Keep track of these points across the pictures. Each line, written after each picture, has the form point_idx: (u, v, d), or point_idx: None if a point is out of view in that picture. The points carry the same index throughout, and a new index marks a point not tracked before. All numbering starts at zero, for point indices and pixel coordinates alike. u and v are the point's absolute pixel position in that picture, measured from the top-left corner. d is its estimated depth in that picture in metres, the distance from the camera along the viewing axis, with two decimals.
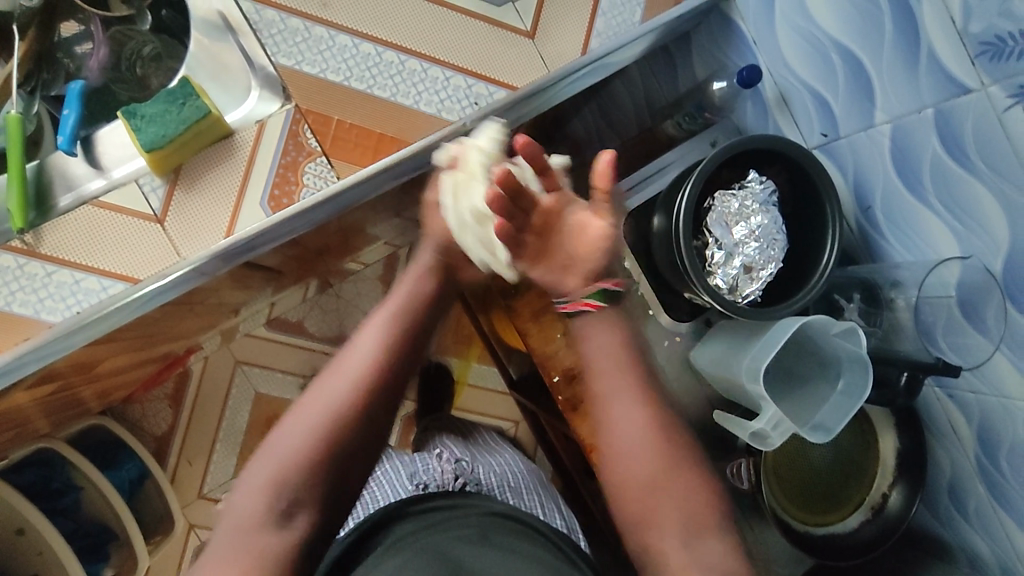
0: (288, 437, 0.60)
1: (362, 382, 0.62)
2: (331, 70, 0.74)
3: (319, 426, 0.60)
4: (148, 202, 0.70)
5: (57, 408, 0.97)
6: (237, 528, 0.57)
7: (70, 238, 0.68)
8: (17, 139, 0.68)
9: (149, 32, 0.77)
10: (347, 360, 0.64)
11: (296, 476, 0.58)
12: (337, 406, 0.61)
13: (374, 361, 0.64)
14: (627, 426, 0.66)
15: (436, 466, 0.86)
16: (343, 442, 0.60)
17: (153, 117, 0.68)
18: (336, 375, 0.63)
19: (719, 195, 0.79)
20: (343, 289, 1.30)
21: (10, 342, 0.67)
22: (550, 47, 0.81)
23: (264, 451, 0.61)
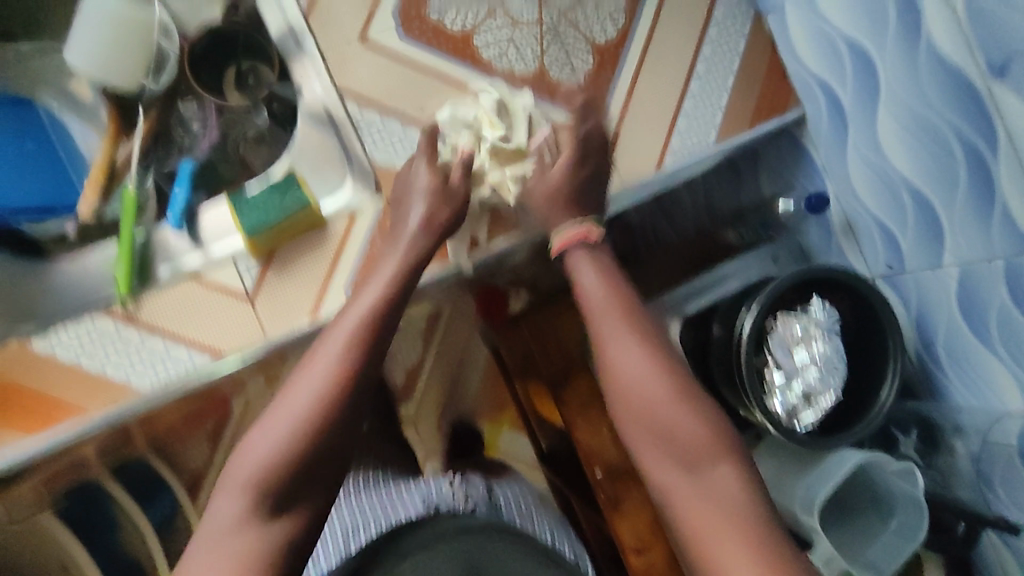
0: (294, 401, 0.58)
1: (365, 331, 0.63)
2: None
3: (321, 400, 0.58)
4: (242, 280, 0.75)
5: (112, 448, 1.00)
6: (218, 534, 0.55)
7: (166, 308, 0.73)
8: (132, 212, 0.73)
9: (262, 121, 0.80)
10: (348, 321, 0.63)
11: (303, 449, 0.57)
12: (331, 367, 0.60)
13: (381, 316, 0.65)
14: (629, 360, 0.65)
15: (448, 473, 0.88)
16: (345, 401, 0.59)
17: (256, 205, 0.73)
18: (337, 338, 0.62)
19: (782, 318, 0.81)
20: None
21: (98, 402, 0.71)
22: (626, 160, 0.85)
23: (260, 424, 0.59)
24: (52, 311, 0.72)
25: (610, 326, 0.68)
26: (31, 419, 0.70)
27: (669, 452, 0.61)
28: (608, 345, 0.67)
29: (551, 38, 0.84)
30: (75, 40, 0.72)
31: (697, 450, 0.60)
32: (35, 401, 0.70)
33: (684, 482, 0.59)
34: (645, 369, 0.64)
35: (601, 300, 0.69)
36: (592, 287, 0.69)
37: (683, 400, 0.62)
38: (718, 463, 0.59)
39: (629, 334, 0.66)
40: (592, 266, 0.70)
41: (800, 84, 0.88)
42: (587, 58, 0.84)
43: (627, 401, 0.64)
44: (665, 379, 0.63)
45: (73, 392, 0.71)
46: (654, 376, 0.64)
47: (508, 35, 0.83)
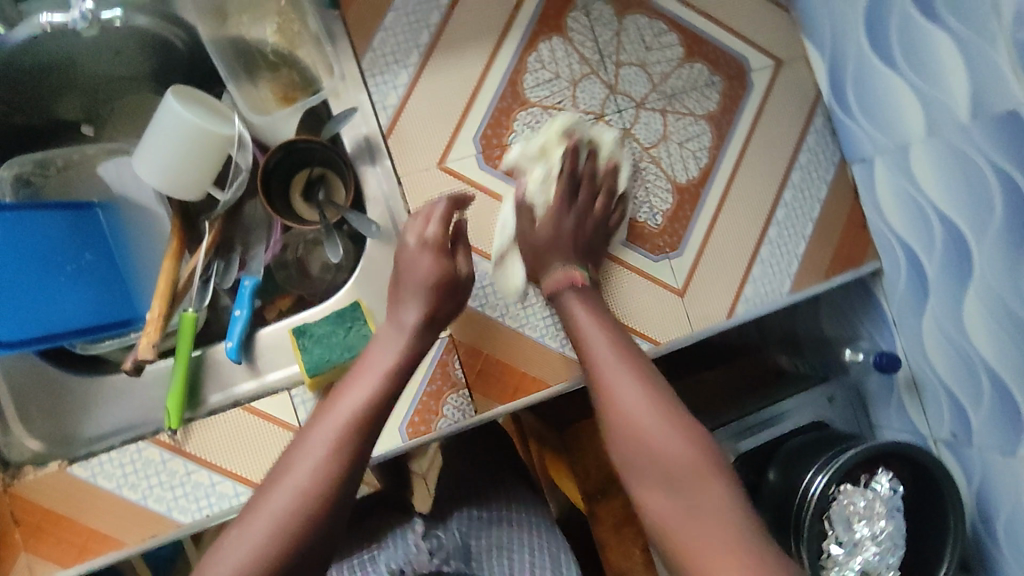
0: (265, 512, 0.52)
1: (354, 428, 0.57)
2: (489, 304, 0.77)
3: (308, 495, 0.53)
4: (296, 413, 0.71)
5: None
6: None
7: (216, 439, 0.70)
8: (188, 339, 0.70)
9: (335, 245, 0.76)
10: (340, 408, 0.58)
11: (282, 559, 0.51)
12: (318, 460, 0.55)
13: (373, 404, 0.59)
14: (624, 391, 0.62)
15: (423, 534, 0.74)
16: (337, 500, 0.54)
17: (321, 338, 0.70)
18: (316, 438, 0.56)
19: (847, 489, 0.78)
20: None
21: (136, 535, 0.68)
22: (698, 306, 0.82)
23: (227, 535, 0.52)
24: (96, 432, 0.71)
25: (610, 365, 0.64)
26: (64, 549, 0.67)
27: (677, 502, 0.57)
28: (610, 375, 0.63)
29: (632, 174, 0.81)
30: (145, 150, 0.70)
31: (694, 467, 0.57)
32: (71, 530, 0.67)
33: (670, 506, 0.57)
34: (640, 402, 0.61)
35: (598, 347, 0.66)
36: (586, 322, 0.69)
37: (671, 420, 0.60)
38: (708, 481, 0.57)
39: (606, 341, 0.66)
40: (586, 313, 0.70)
41: (879, 238, 0.86)
42: (666, 196, 0.82)
43: (634, 443, 0.59)
44: (660, 408, 0.61)
45: (110, 523, 0.68)
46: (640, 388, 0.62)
47: (589, 168, 0.80)
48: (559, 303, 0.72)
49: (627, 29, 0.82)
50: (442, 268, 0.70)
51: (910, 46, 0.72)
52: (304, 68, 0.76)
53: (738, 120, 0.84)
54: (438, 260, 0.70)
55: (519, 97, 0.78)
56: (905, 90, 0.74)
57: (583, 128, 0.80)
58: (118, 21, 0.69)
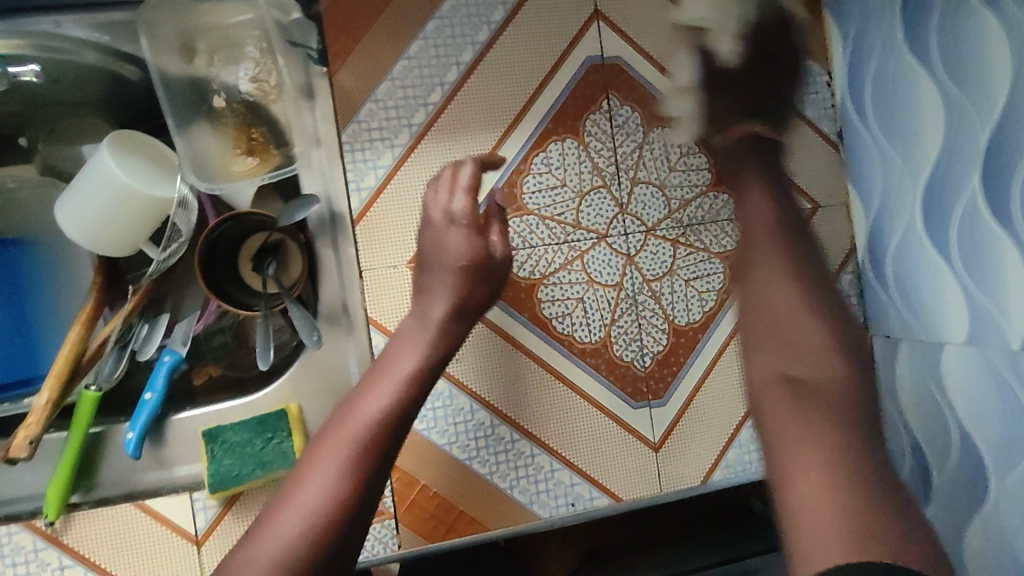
0: (281, 526, 0.51)
1: (365, 440, 0.55)
2: (437, 429, 0.68)
3: (318, 514, 0.51)
4: (194, 519, 0.63)
5: None
6: None
7: (98, 534, 0.62)
8: (82, 421, 0.62)
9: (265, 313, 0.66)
10: (350, 421, 0.56)
11: (299, 573, 0.49)
12: (336, 473, 0.53)
13: (386, 415, 0.57)
14: (778, 295, 0.54)
15: None
16: (350, 514, 0.52)
17: (235, 446, 0.62)
18: (329, 450, 0.55)
19: None
20: None
21: None
22: (672, 465, 0.72)
23: (239, 553, 0.51)
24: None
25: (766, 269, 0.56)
26: None
27: (790, 394, 0.51)
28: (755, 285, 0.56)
29: (627, 307, 0.72)
30: (73, 198, 0.63)
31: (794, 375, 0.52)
32: None
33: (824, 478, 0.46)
34: (795, 309, 0.54)
35: (777, 300, 0.54)
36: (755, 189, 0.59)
37: (819, 320, 0.53)
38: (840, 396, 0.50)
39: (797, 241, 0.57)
40: (759, 174, 0.60)
41: (888, 422, 0.76)
42: (660, 338, 0.73)
43: (790, 389, 0.51)
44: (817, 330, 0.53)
45: None
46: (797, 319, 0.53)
47: (580, 293, 0.71)
48: (740, 175, 0.61)
49: (653, 145, 0.73)
50: (473, 248, 0.65)
51: (968, 235, 0.62)
52: (276, 127, 0.67)
53: None
54: (467, 237, 0.64)
55: (517, 200, 0.71)
56: (953, 283, 0.65)
57: (582, 247, 0.72)
58: (29, 75, 0.62)
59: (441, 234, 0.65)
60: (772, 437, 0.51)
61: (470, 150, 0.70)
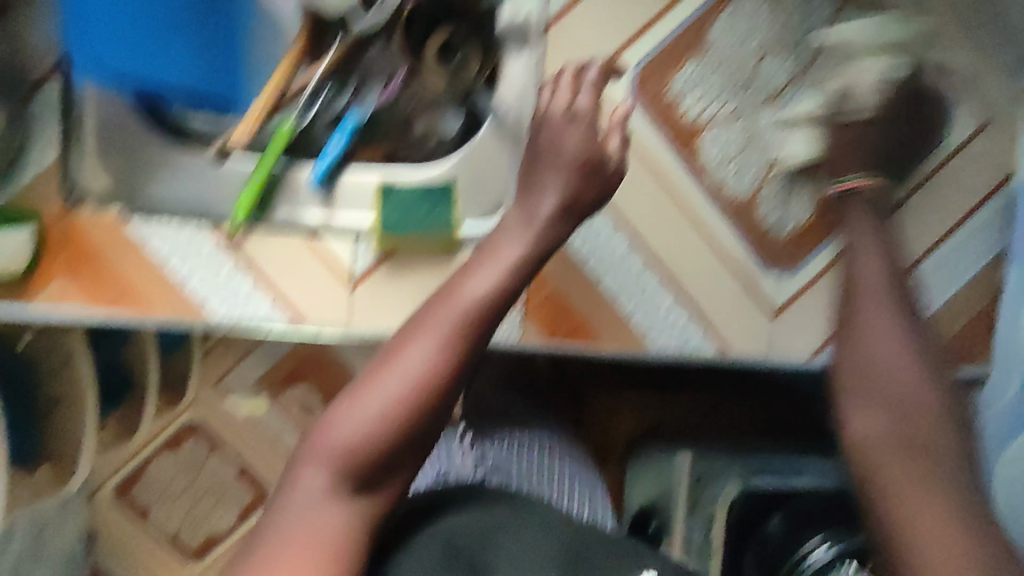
0: (385, 390, 0.50)
1: (468, 322, 0.53)
2: (577, 241, 0.72)
3: (418, 383, 0.51)
4: (352, 262, 0.70)
5: None
6: (313, 527, 0.47)
7: (269, 254, 0.69)
8: (277, 148, 0.68)
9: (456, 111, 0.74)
10: (454, 300, 0.54)
11: (397, 432, 0.50)
12: (441, 349, 0.51)
13: (492, 298, 0.54)
14: (881, 342, 0.50)
15: (465, 456, 0.72)
16: (448, 389, 0.52)
17: (400, 207, 0.67)
18: (434, 322, 0.53)
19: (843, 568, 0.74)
20: None
21: (163, 309, 0.68)
22: (786, 334, 0.75)
23: (337, 405, 0.52)
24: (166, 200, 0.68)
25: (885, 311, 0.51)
26: (100, 292, 0.68)
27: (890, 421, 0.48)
28: (866, 330, 0.51)
29: (780, 173, 0.73)
30: None
31: (903, 392, 0.48)
32: (112, 277, 0.67)
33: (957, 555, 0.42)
34: (898, 344, 0.50)
35: (876, 305, 0.52)
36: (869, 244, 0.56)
37: (914, 355, 0.49)
38: (896, 454, 0.47)
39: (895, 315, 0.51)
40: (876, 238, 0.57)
41: (1005, 349, 0.75)
42: (806, 208, 0.73)
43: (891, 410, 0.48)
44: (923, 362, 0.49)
45: (149, 287, 0.67)
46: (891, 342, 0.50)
47: (739, 146, 0.73)
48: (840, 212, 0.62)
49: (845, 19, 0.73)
50: (590, 149, 0.62)
51: None
52: None
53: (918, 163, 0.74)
54: (587, 137, 0.63)
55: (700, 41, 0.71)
56: None
57: (751, 102, 0.72)
58: None
59: (559, 131, 0.63)
60: (863, 453, 0.48)
61: None
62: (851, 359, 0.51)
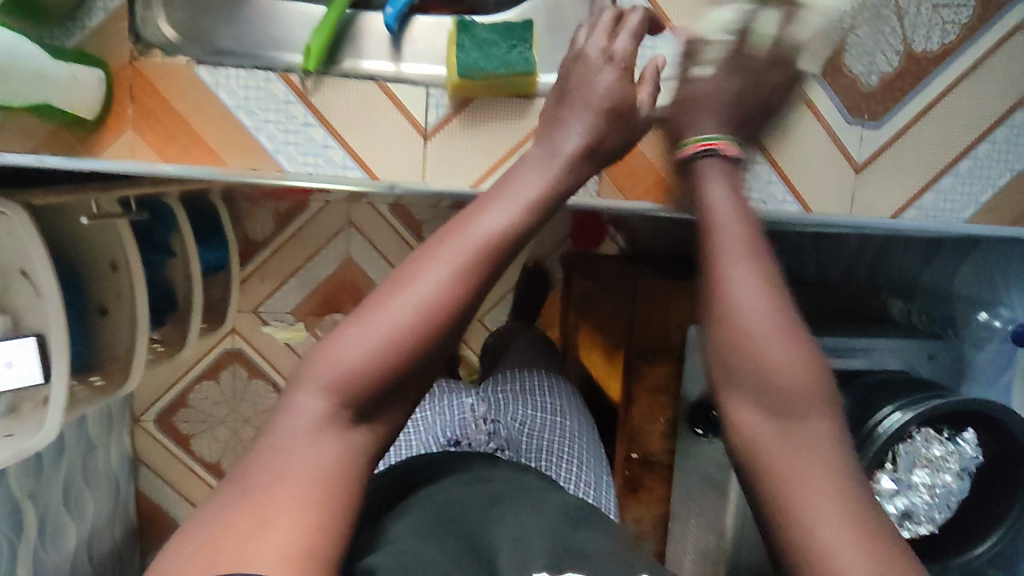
0: (389, 316, 0.51)
1: (482, 261, 0.52)
2: (657, 91, 0.69)
3: (418, 314, 0.51)
4: (426, 113, 0.67)
5: None
6: (297, 440, 0.49)
7: (341, 103, 0.66)
8: None
9: None
10: (467, 237, 0.53)
11: (402, 359, 0.50)
12: (453, 280, 0.51)
13: (505, 235, 0.54)
14: (740, 289, 0.52)
15: (471, 418, 0.79)
16: (446, 329, 0.52)
17: (482, 45, 0.65)
18: (449, 251, 0.53)
19: (926, 434, 0.72)
20: None
21: (238, 162, 0.66)
22: (868, 190, 0.73)
23: (342, 329, 0.52)
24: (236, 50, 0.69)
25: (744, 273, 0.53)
26: (167, 145, 0.66)
27: (766, 420, 0.51)
28: (720, 280, 0.53)
29: (868, 17, 0.70)
30: None
31: (795, 398, 0.50)
32: (181, 128, 0.65)
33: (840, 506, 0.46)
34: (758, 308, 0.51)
35: (757, 317, 0.51)
36: (725, 209, 0.56)
37: (790, 334, 0.51)
38: (809, 415, 0.50)
39: (739, 229, 0.55)
40: (729, 178, 0.59)
41: None
42: (894, 57, 0.70)
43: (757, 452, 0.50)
44: (773, 301, 0.52)
45: (220, 139, 0.66)
46: (741, 263, 0.53)
47: None
48: (691, 173, 0.61)
49: None
50: (620, 91, 0.63)
51: None
52: None
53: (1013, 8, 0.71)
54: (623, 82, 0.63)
55: None
56: None
57: None
58: None
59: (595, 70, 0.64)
60: (742, 439, 0.52)
61: None
62: (705, 280, 0.54)
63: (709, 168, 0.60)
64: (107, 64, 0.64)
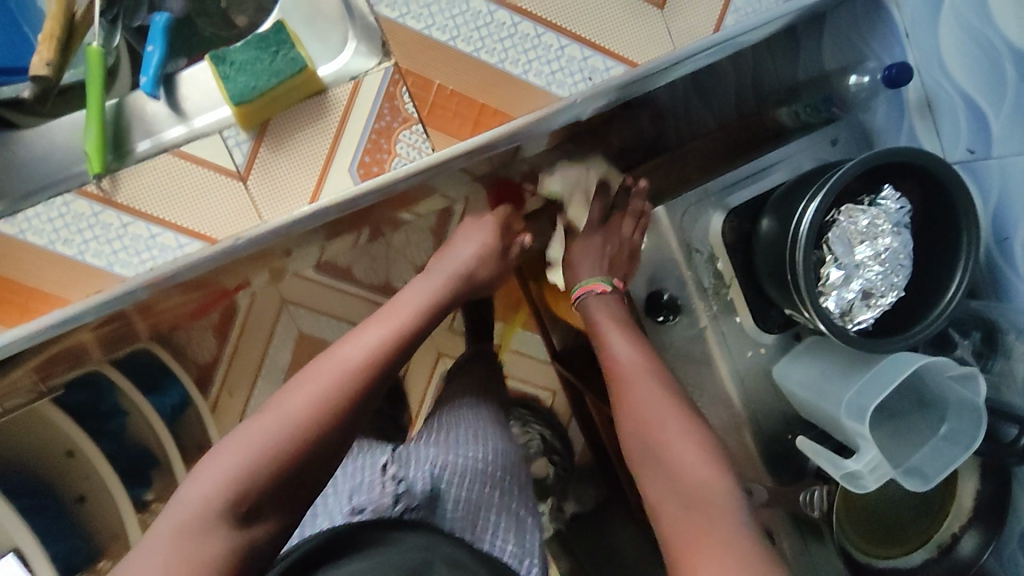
0: (291, 408, 0.51)
1: (362, 377, 0.55)
2: (437, 27, 0.67)
3: (317, 411, 0.51)
4: (232, 157, 0.65)
5: (112, 343, 0.90)
6: (185, 525, 0.46)
7: (147, 189, 0.63)
8: (98, 73, 0.62)
9: None
10: (336, 357, 0.57)
11: (296, 456, 0.50)
12: (345, 379, 0.54)
13: (372, 352, 0.58)
14: (642, 408, 0.66)
15: (378, 480, 0.66)
16: (340, 433, 0.53)
17: (244, 66, 0.62)
18: (331, 364, 0.55)
19: (847, 209, 0.73)
20: (395, 239, 1.06)
21: (83, 292, 0.63)
22: (678, 18, 0.71)
23: (240, 428, 0.51)
24: (23, 190, 0.64)
25: (642, 381, 0.68)
26: (7, 311, 0.64)
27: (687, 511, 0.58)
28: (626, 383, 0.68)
29: None
30: None
31: (708, 497, 0.58)
32: (11, 289, 0.63)
33: (681, 513, 0.58)
34: (662, 404, 0.65)
35: (661, 422, 0.64)
36: (617, 340, 0.73)
37: (662, 387, 0.67)
38: (724, 498, 0.58)
39: (623, 336, 0.73)
40: (609, 315, 0.77)
41: None
42: None
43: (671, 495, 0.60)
44: (643, 356, 0.71)
45: (51, 281, 0.63)
46: (646, 376, 0.68)
47: None
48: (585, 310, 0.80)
49: None
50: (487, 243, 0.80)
51: None
52: None
53: None
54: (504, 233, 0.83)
55: None
56: None
57: None
58: None
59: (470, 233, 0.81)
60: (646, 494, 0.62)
61: None
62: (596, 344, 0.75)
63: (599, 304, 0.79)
64: None
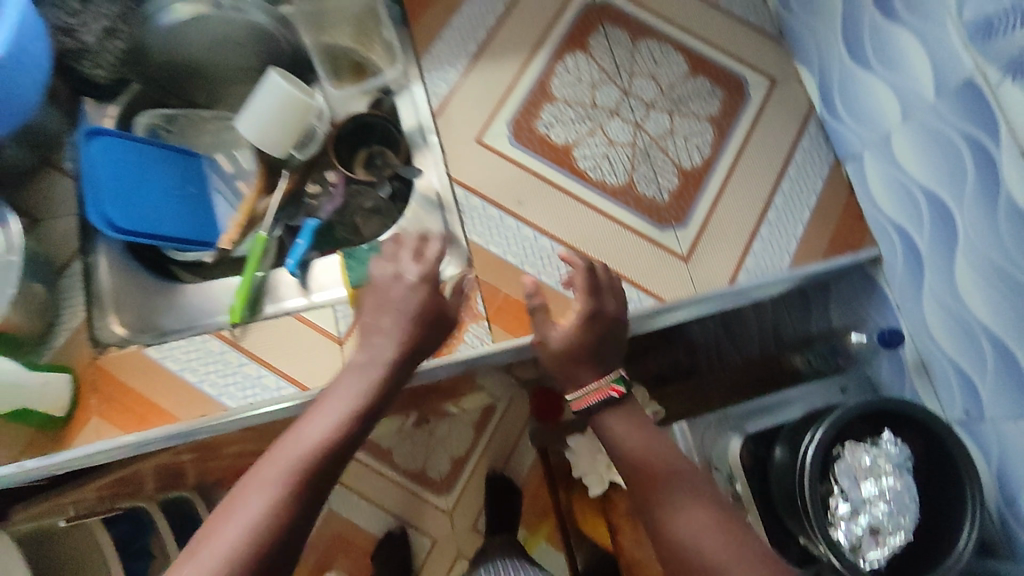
0: (217, 549, 0.52)
1: (286, 497, 0.55)
2: (511, 252, 0.88)
3: (247, 548, 0.52)
4: (337, 324, 0.82)
5: (171, 477, 0.99)
6: None
7: (267, 339, 0.81)
8: (258, 253, 0.84)
9: (383, 194, 0.93)
10: (264, 470, 0.57)
11: None
12: (269, 507, 0.54)
13: (305, 456, 0.58)
14: (679, 517, 0.65)
15: None
16: (276, 561, 0.53)
17: (365, 261, 0.82)
18: (257, 485, 0.56)
19: (850, 446, 0.82)
20: (438, 427, 1.20)
21: (189, 413, 0.77)
22: (702, 271, 0.90)
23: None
24: (165, 327, 0.81)
25: (670, 489, 0.68)
26: (127, 418, 0.76)
27: None
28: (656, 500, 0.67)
29: (642, 157, 0.94)
30: (249, 109, 0.87)
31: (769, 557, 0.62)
32: (138, 401, 0.76)
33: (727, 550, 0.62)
34: (694, 504, 0.66)
35: (704, 531, 0.63)
36: (629, 424, 0.74)
37: (691, 494, 0.67)
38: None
39: (634, 428, 0.73)
40: (625, 422, 0.74)
41: (876, 226, 0.95)
42: (673, 177, 0.94)
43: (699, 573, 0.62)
44: (656, 439, 0.73)
45: (170, 400, 0.77)
46: (675, 479, 0.68)
47: (603, 151, 0.94)
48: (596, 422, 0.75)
49: (639, 51, 0.99)
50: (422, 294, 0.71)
51: (879, 46, 0.87)
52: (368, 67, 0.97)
53: (738, 123, 0.98)
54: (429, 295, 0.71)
55: (546, 93, 0.96)
56: (882, 87, 0.88)
57: (600, 120, 0.96)
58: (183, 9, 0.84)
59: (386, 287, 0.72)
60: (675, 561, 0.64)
61: (503, 55, 0.97)
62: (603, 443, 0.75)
63: (609, 415, 0.75)
64: (73, 367, 0.77)
